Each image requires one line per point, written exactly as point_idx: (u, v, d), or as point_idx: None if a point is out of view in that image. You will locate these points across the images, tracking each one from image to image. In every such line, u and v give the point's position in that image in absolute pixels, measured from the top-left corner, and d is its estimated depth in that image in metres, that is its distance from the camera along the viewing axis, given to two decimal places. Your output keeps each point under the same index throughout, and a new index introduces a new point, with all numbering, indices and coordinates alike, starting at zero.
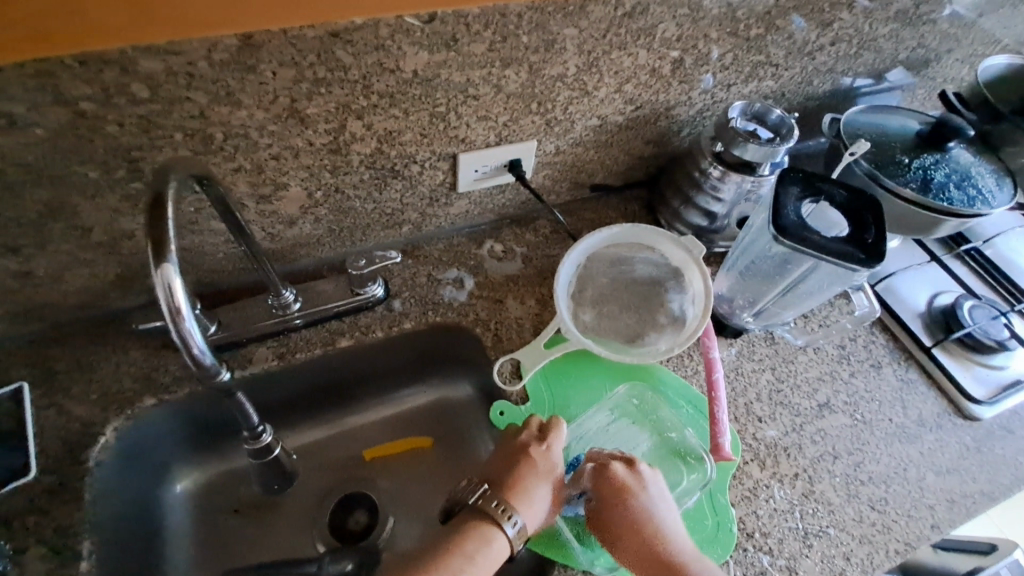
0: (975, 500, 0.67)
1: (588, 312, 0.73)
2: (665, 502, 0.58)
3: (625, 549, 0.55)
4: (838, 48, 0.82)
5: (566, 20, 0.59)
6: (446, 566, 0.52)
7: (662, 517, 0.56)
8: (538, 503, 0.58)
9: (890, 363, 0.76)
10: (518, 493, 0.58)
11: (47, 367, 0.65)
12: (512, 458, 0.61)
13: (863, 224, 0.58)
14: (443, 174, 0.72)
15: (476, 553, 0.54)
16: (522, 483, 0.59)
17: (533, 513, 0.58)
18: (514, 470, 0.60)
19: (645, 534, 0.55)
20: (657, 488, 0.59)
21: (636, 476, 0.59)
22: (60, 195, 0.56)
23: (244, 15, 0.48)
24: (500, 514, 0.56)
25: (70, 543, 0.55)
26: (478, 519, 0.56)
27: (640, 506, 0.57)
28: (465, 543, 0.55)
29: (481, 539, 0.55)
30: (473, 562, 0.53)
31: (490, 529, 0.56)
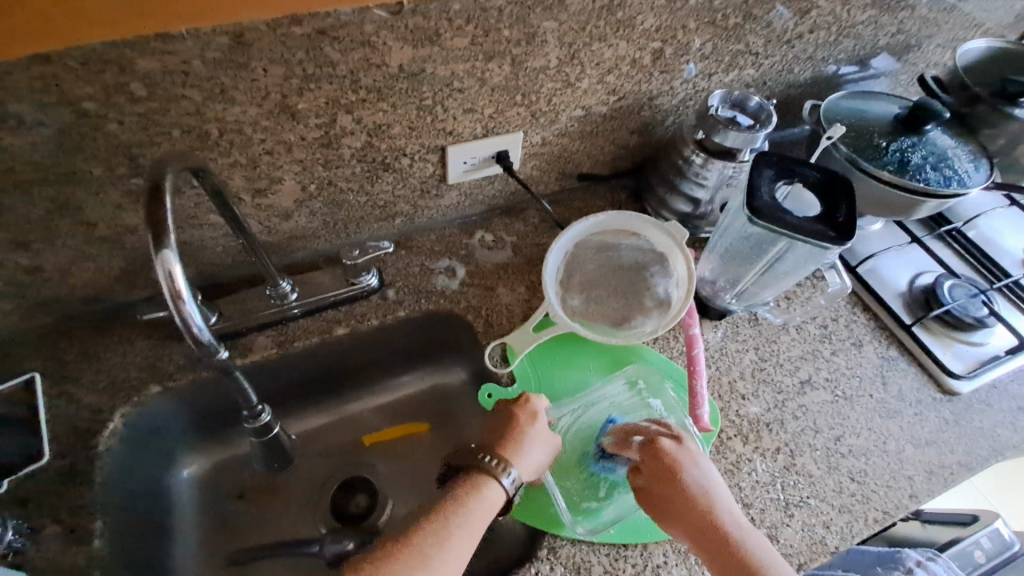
0: (953, 470, 0.69)
1: (576, 297, 0.76)
2: (712, 479, 0.58)
3: (684, 525, 0.56)
4: (818, 35, 0.84)
5: (547, 13, 0.62)
6: (441, 515, 0.55)
7: (716, 493, 0.57)
8: (530, 453, 0.61)
9: (871, 341, 0.78)
10: (510, 446, 0.61)
11: (56, 357, 0.68)
12: (500, 420, 0.63)
13: (835, 203, 0.61)
14: (433, 166, 0.74)
15: (471, 503, 0.56)
16: (512, 439, 0.61)
17: (526, 464, 0.61)
18: (503, 429, 0.62)
19: (703, 517, 0.56)
20: (705, 464, 0.59)
21: (686, 452, 0.59)
22: (66, 192, 0.59)
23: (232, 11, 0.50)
24: (493, 467, 0.58)
25: (82, 522, 0.58)
26: (472, 473, 0.59)
27: (694, 483, 0.57)
28: (465, 494, 0.57)
29: (476, 488, 0.57)
30: (472, 512, 0.56)
31: (485, 480, 0.58)
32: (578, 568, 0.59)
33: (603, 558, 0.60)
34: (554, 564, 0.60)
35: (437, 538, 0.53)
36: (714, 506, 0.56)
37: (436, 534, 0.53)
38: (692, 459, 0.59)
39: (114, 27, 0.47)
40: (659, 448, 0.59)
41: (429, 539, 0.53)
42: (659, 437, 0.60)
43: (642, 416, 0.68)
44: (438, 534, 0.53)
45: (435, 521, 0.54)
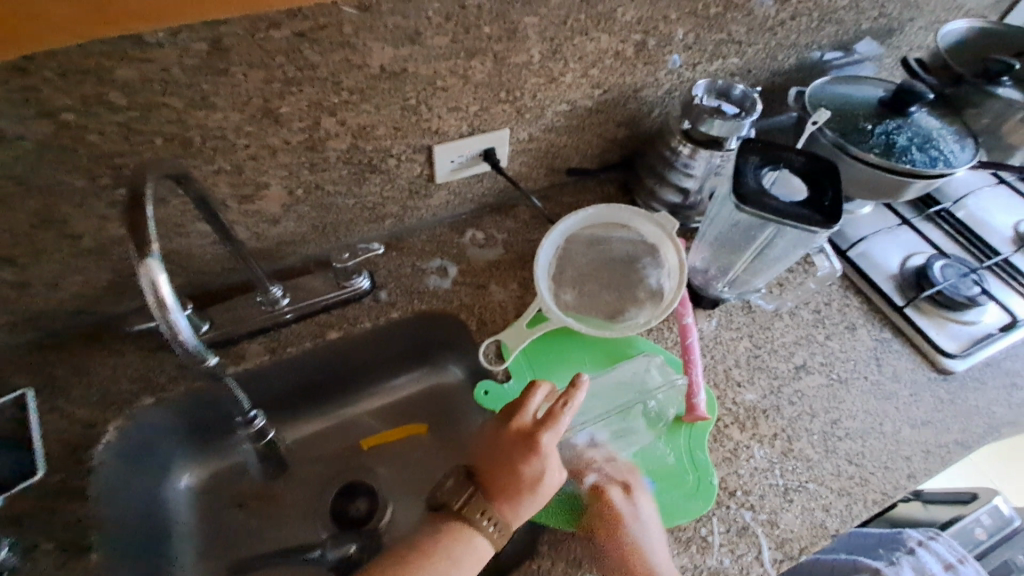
0: (950, 449, 0.69)
1: (569, 292, 0.76)
2: (651, 535, 0.58)
3: (618, 575, 0.57)
4: (800, 22, 0.85)
5: (526, 9, 0.62)
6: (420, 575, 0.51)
7: (651, 551, 0.57)
8: (525, 503, 0.56)
9: (865, 324, 0.78)
10: (500, 495, 0.56)
11: (47, 372, 0.67)
12: (500, 453, 0.57)
13: (821, 187, 0.61)
14: (420, 166, 0.74)
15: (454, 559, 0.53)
16: (508, 484, 0.56)
17: (517, 509, 0.56)
18: (501, 468, 0.57)
19: (635, 568, 0.56)
20: (646, 519, 0.59)
21: (630, 505, 0.60)
22: (50, 205, 0.58)
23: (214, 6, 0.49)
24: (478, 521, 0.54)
25: (79, 536, 0.57)
26: (457, 524, 0.55)
27: (631, 538, 0.58)
28: (451, 546, 0.53)
29: (459, 543, 0.54)
30: (456, 565, 0.53)
31: (469, 535, 0.54)
32: (579, 562, 0.59)
33: (604, 551, 0.60)
34: (555, 559, 0.59)
35: None
36: (648, 561, 0.56)
37: None
38: (635, 512, 0.59)
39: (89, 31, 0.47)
40: (606, 497, 0.61)
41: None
42: (607, 487, 0.61)
43: (638, 388, 0.70)
44: None
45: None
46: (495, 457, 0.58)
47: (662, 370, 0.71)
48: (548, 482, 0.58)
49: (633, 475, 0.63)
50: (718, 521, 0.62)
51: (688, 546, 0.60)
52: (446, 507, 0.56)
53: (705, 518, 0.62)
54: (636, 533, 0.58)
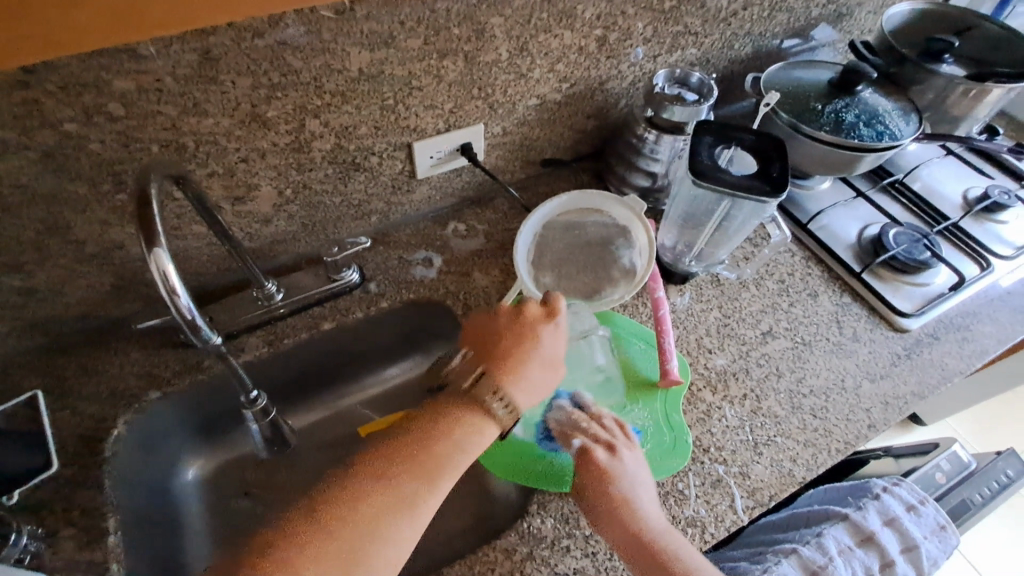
0: (907, 400, 0.74)
1: (548, 275, 0.80)
2: (640, 487, 0.60)
3: (610, 526, 0.58)
4: (752, 12, 0.90)
5: (492, 10, 0.67)
6: (434, 449, 0.51)
7: (640, 501, 0.59)
8: (529, 390, 0.58)
9: (826, 291, 0.84)
10: (509, 377, 0.57)
11: (55, 373, 0.71)
12: (504, 345, 0.59)
13: (769, 161, 0.67)
14: (402, 163, 0.79)
15: (463, 438, 0.53)
16: (514, 369, 0.58)
17: (524, 397, 0.57)
18: (506, 355, 0.58)
19: (625, 522, 0.57)
20: (635, 474, 0.60)
21: (618, 463, 0.60)
22: (54, 213, 0.62)
23: (207, 15, 0.53)
24: (490, 400, 0.55)
25: (96, 521, 0.61)
26: (467, 400, 0.55)
27: (622, 493, 0.59)
28: (456, 428, 0.53)
29: (471, 421, 0.54)
30: (462, 450, 0.53)
31: (480, 414, 0.55)
32: (566, 519, 0.63)
33: None
34: (545, 517, 0.64)
35: (412, 476, 0.49)
36: (638, 513, 0.58)
37: (413, 470, 0.50)
38: (623, 469, 0.60)
39: (88, 40, 0.50)
40: (593, 458, 0.60)
41: (417, 480, 0.50)
42: (595, 447, 0.61)
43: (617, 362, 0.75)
44: (416, 473, 0.50)
45: (424, 458, 0.51)
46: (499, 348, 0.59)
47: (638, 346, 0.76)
48: (551, 373, 0.60)
49: (617, 434, 0.63)
50: (693, 475, 0.67)
51: (666, 499, 0.65)
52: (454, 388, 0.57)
53: (682, 473, 0.67)
54: (625, 490, 0.59)
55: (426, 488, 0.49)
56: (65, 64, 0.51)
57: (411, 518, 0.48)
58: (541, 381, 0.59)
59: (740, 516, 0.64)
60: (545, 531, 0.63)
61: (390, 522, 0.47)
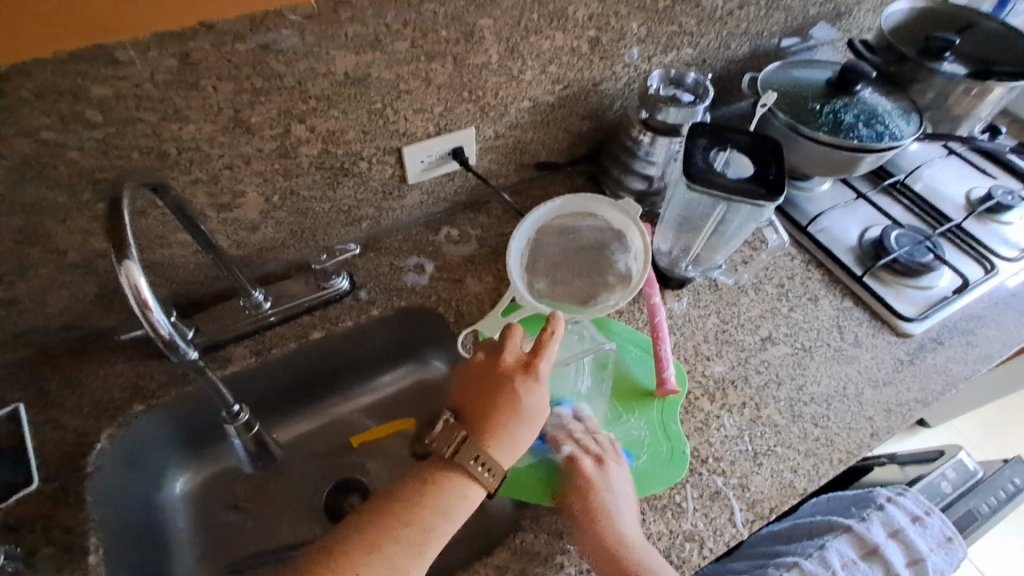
0: (911, 407, 0.72)
1: (542, 280, 0.78)
2: (622, 501, 0.60)
3: (585, 534, 0.58)
4: (749, 11, 0.89)
5: (480, 11, 0.65)
6: (418, 521, 0.52)
7: (620, 515, 0.59)
8: (513, 448, 0.57)
9: (827, 295, 0.82)
10: (491, 439, 0.57)
11: (38, 386, 0.69)
12: (485, 408, 0.58)
13: (765, 163, 0.66)
14: (391, 167, 0.77)
15: (449, 506, 0.54)
16: (499, 431, 0.57)
17: (506, 457, 0.57)
18: (488, 417, 0.57)
19: (602, 531, 0.58)
20: (620, 488, 0.61)
21: (603, 474, 0.61)
22: (33, 222, 0.61)
23: (184, 15, 0.51)
24: (472, 467, 0.55)
25: (77, 540, 0.59)
26: (449, 469, 0.55)
27: (603, 503, 0.59)
28: (440, 497, 0.54)
29: (455, 490, 0.54)
30: (446, 517, 0.53)
31: (463, 479, 0.55)
32: (560, 533, 0.62)
33: None
34: (539, 532, 0.62)
35: (397, 553, 0.50)
36: (617, 524, 0.58)
37: (398, 546, 0.51)
38: (607, 481, 0.61)
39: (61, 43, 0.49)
40: (579, 465, 0.62)
41: (409, 553, 0.51)
42: (582, 455, 0.63)
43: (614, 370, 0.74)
44: (400, 548, 0.51)
45: (414, 530, 0.52)
46: (483, 405, 0.58)
47: (635, 353, 0.75)
48: (534, 428, 0.59)
49: (607, 447, 0.64)
50: (691, 487, 0.65)
51: (664, 512, 0.63)
52: (435, 455, 0.56)
53: (679, 485, 0.65)
54: (608, 500, 0.60)
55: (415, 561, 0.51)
56: (38, 69, 0.50)
57: None
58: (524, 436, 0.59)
59: (739, 530, 0.62)
60: (538, 546, 0.61)
61: None
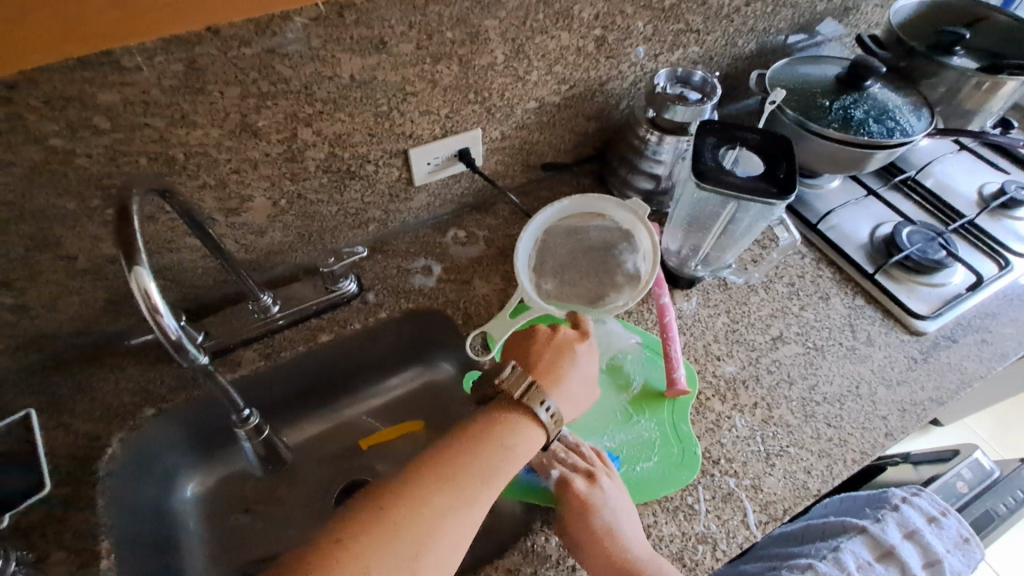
0: (926, 406, 0.71)
1: (550, 281, 0.78)
2: (623, 517, 0.59)
3: (591, 561, 0.56)
4: (755, 8, 0.88)
5: (485, 12, 0.65)
6: (482, 457, 0.55)
7: (625, 532, 0.57)
8: (569, 407, 0.63)
9: (838, 294, 0.81)
10: (553, 392, 0.62)
11: (50, 391, 0.70)
12: (547, 361, 0.64)
13: (775, 162, 0.65)
14: (398, 170, 0.77)
15: (514, 443, 0.57)
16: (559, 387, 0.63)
17: (564, 407, 0.62)
18: (553, 365, 0.64)
19: (609, 553, 0.56)
20: (616, 504, 0.59)
21: (598, 492, 0.60)
22: (44, 229, 0.61)
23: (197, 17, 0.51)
24: (535, 410, 0.60)
25: (89, 544, 0.59)
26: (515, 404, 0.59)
27: (603, 523, 0.58)
28: (506, 436, 0.57)
29: (515, 429, 0.58)
30: (512, 453, 0.57)
31: (527, 422, 0.59)
32: None
33: None
34: (549, 535, 0.61)
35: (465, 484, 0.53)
36: (622, 543, 0.56)
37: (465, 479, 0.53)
38: (603, 499, 0.59)
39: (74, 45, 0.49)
40: (572, 489, 0.60)
41: (476, 483, 0.54)
42: (573, 478, 0.61)
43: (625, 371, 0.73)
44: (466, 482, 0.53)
45: (481, 463, 0.55)
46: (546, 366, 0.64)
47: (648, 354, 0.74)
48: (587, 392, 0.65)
49: (596, 462, 0.63)
50: (703, 489, 0.64)
51: (676, 514, 0.62)
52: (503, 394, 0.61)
53: (691, 487, 0.64)
54: (608, 519, 0.58)
55: (483, 490, 0.53)
56: (47, 76, 0.50)
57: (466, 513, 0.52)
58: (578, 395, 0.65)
59: (753, 532, 0.62)
60: (549, 550, 0.60)
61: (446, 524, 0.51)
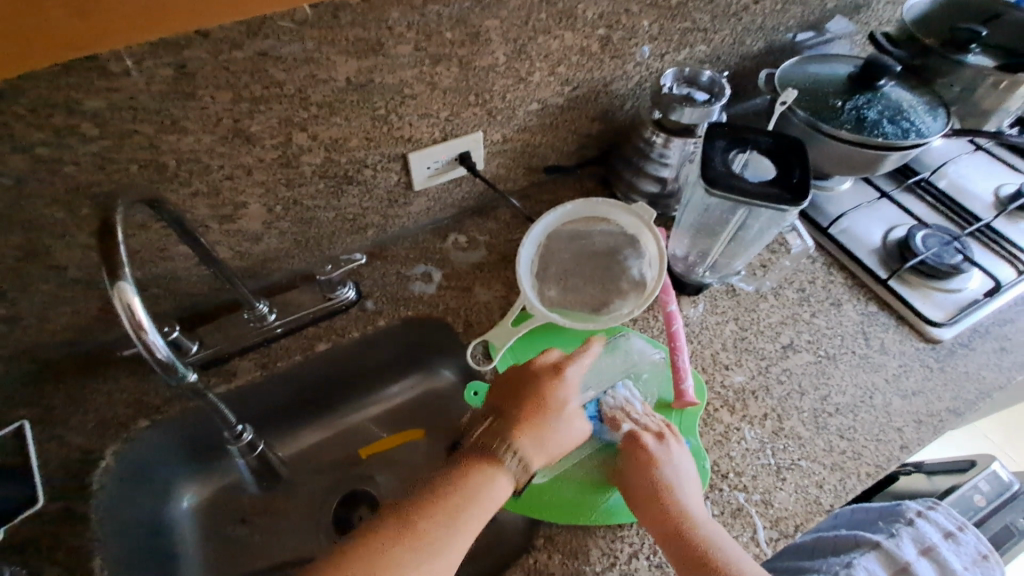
0: (942, 417, 0.69)
1: (553, 288, 0.76)
2: (688, 480, 0.59)
3: (648, 513, 0.56)
4: (764, 5, 0.85)
5: (486, 12, 0.63)
6: (446, 503, 0.52)
7: (685, 493, 0.57)
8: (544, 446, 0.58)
9: (850, 300, 0.79)
10: (521, 431, 0.58)
11: (43, 402, 0.68)
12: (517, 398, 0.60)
13: (788, 166, 0.63)
14: (397, 174, 0.75)
15: (480, 490, 0.54)
16: (528, 420, 0.58)
17: (538, 450, 0.57)
18: (528, 407, 0.59)
19: (667, 505, 0.56)
20: (680, 465, 0.59)
21: (665, 450, 0.60)
22: (33, 238, 0.60)
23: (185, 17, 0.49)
24: (500, 455, 0.56)
25: (81, 561, 0.58)
26: (482, 458, 0.56)
27: (666, 479, 0.58)
28: (470, 486, 0.54)
29: (480, 482, 0.54)
30: (477, 504, 0.53)
31: (492, 468, 0.55)
32: (576, 553, 0.59)
33: (601, 539, 0.60)
34: (553, 552, 0.59)
35: (431, 535, 0.50)
36: (683, 501, 0.56)
37: (431, 532, 0.50)
38: (670, 456, 0.60)
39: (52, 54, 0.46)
40: (640, 441, 0.61)
41: (444, 528, 0.51)
42: (642, 432, 0.62)
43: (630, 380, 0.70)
44: (433, 534, 0.50)
45: (445, 509, 0.52)
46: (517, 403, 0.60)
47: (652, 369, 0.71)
48: (569, 433, 0.60)
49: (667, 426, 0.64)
50: (712, 504, 0.62)
51: None
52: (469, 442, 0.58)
53: None
54: (673, 476, 0.58)
55: (451, 535, 0.50)
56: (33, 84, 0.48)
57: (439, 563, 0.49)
58: (559, 437, 0.59)
59: (763, 549, 0.60)
60: (553, 567, 0.58)
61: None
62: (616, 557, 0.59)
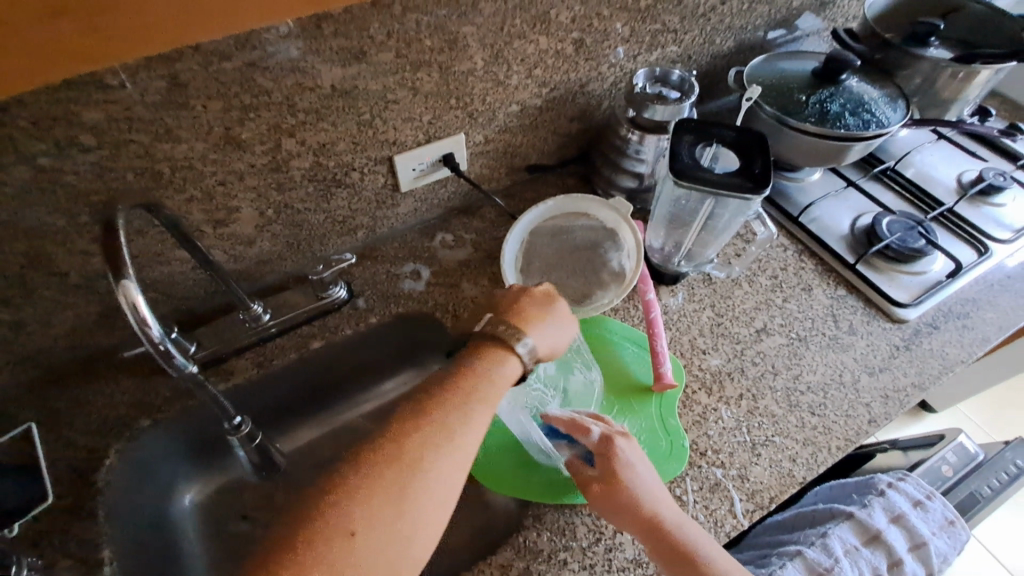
0: (908, 392, 0.73)
1: (537, 281, 0.79)
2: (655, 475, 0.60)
3: (634, 518, 0.57)
4: (731, 6, 0.89)
5: (463, 19, 0.66)
6: (461, 386, 0.52)
7: (661, 489, 0.59)
8: (545, 337, 0.60)
9: (820, 285, 0.82)
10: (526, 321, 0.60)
11: (46, 406, 0.71)
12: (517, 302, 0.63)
13: (751, 157, 0.66)
14: (384, 177, 0.78)
15: (491, 374, 0.54)
16: (527, 317, 0.61)
17: (542, 340, 0.60)
18: (519, 310, 0.61)
19: (651, 507, 0.57)
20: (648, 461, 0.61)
21: (634, 448, 0.60)
22: (35, 246, 0.62)
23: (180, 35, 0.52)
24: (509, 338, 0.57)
25: (90, 554, 0.60)
26: (491, 347, 0.56)
27: (643, 477, 0.58)
28: (481, 364, 0.54)
29: (493, 366, 0.55)
30: (489, 382, 0.53)
31: (501, 354, 0.56)
32: (563, 530, 0.62)
33: (585, 517, 0.63)
34: (541, 530, 0.62)
35: (445, 410, 0.49)
36: (664, 498, 0.58)
37: (446, 407, 0.50)
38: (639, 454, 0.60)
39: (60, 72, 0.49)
40: (613, 444, 0.59)
41: (456, 409, 0.50)
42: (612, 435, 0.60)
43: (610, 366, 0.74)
44: (448, 408, 0.50)
45: (458, 391, 0.51)
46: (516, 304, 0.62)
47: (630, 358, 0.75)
48: (565, 324, 0.63)
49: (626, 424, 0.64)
50: (691, 480, 0.65)
51: None
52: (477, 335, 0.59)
53: (679, 478, 0.65)
54: (650, 477, 0.59)
55: (465, 412, 0.50)
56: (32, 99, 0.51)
57: (452, 446, 0.48)
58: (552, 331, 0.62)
59: (740, 520, 0.63)
60: (541, 544, 0.61)
61: (430, 454, 0.46)
62: (601, 533, 0.62)
